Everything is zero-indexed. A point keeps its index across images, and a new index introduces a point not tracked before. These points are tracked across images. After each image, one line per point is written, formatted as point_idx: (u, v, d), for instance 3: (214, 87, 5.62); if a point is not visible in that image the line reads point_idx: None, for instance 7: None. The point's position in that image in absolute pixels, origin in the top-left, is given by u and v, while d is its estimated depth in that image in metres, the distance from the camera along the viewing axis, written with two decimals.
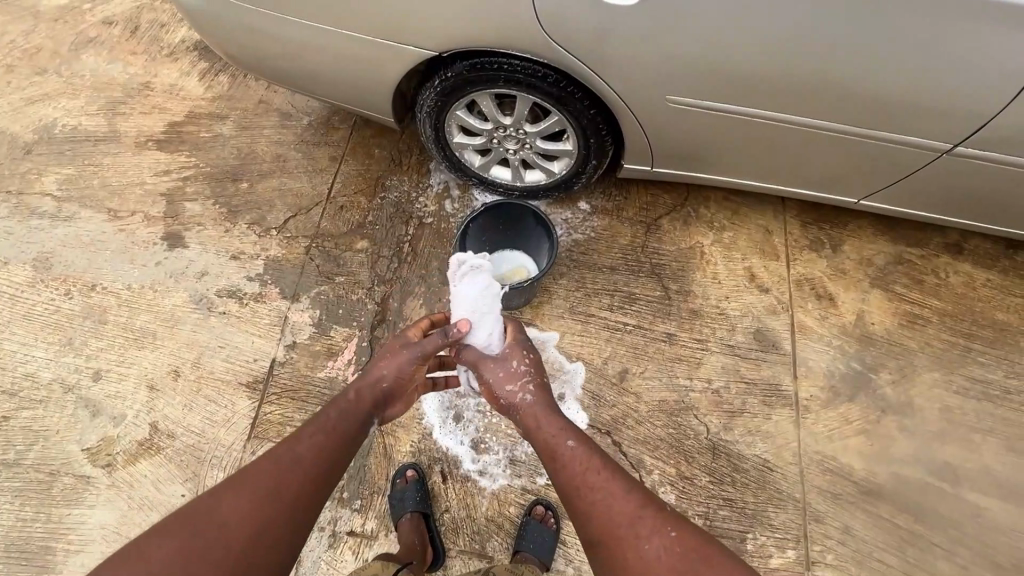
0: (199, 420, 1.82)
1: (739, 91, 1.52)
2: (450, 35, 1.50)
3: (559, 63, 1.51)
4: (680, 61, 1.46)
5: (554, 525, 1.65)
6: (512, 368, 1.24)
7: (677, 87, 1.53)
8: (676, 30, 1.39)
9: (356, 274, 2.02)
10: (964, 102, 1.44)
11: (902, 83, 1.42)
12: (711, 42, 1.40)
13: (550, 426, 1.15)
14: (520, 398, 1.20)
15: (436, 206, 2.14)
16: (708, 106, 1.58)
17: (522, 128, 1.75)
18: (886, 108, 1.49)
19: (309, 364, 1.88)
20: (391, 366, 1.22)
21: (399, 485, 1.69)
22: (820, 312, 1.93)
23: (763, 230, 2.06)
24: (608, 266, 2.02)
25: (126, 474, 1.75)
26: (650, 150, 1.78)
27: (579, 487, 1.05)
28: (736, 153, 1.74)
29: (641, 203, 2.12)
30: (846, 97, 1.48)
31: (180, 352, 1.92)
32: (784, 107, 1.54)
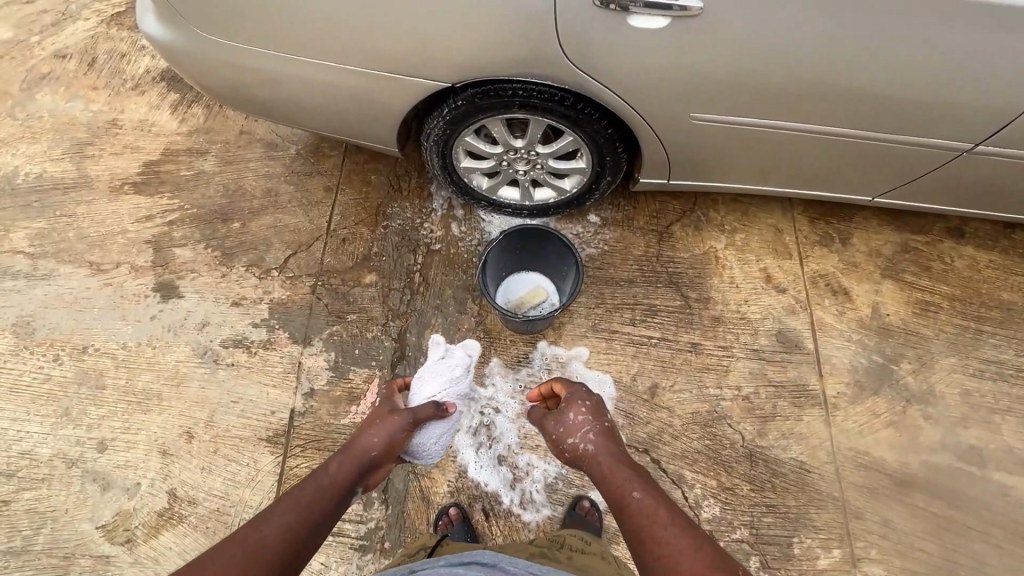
0: (221, 482, 1.72)
1: (752, 99, 1.47)
2: (460, 67, 1.42)
3: (577, 87, 1.45)
4: (704, 80, 1.42)
5: (597, 521, 1.65)
6: (571, 420, 1.25)
7: (692, 100, 1.48)
8: (702, 51, 1.35)
9: (368, 310, 1.94)
10: (965, 96, 1.44)
11: (906, 82, 1.41)
12: (736, 61, 1.36)
13: (615, 475, 1.14)
14: (583, 449, 1.20)
15: (442, 231, 2.07)
16: (720, 114, 1.52)
17: (534, 150, 1.69)
18: (892, 106, 1.47)
19: (332, 411, 1.80)
20: (380, 433, 1.25)
21: (446, 525, 1.65)
22: (837, 308, 1.96)
23: (773, 229, 2.06)
24: (625, 279, 2.00)
25: (149, 549, 1.65)
26: (668, 164, 1.73)
27: (648, 542, 1.01)
28: (751, 161, 1.71)
29: (650, 211, 2.09)
30: (854, 99, 1.46)
31: (190, 412, 1.81)
32: (796, 111, 1.50)
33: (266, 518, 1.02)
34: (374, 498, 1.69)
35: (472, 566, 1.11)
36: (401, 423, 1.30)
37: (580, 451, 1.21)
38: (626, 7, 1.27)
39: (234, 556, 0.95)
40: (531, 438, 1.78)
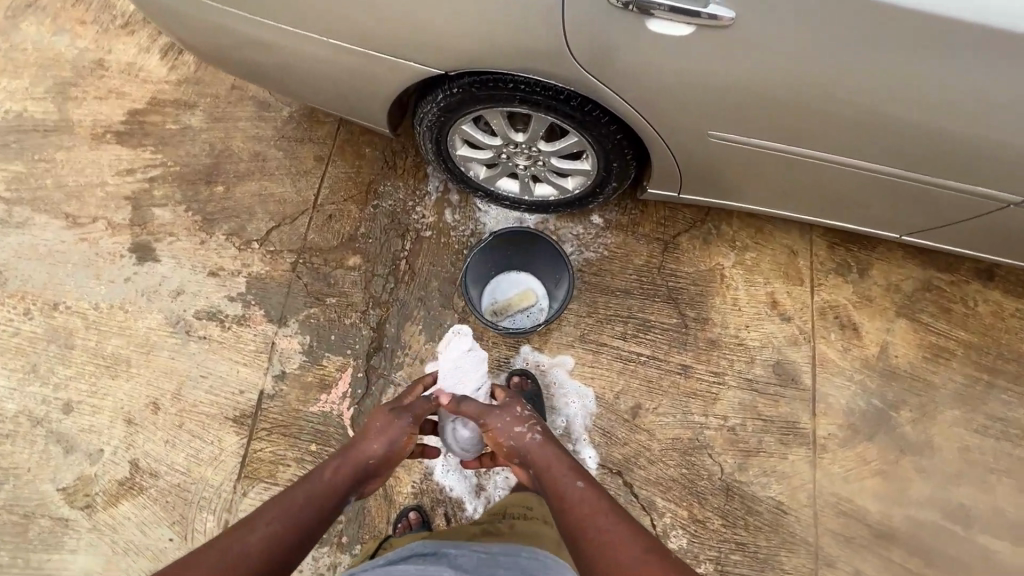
0: (183, 457, 1.69)
1: (742, 109, 1.28)
2: (454, 55, 1.27)
3: (584, 89, 1.29)
4: (723, 98, 1.26)
5: (529, 387, 1.73)
6: (520, 412, 1.24)
7: (702, 112, 1.31)
8: (724, 66, 1.18)
9: (348, 295, 1.86)
10: (976, 120, 1.22)
11: (907, 100, 1.20)
12: (762, 80, 1.20)
13: (558, 466, 1.14)
14: (530, 439, 1.19)
15: (435, 217, 1.96)
16: (715, 126, 1.35)
17: (535, 146, 1.55)
18: (893, 128, 1.26)
19: (301, 397, 1.75)
20: (380, 438, 1.20)
21: (405, 527, 1.62)
22: (842, 343, 1.84)
23: (787, 251, 1.92)
24: (621, 290, 1.88)
25: (108, 517, 1.63)
26: (679, 176, 1.58)
27: (586, 526, 1.03)
28: (767, 182, 1.55)
29: (657, 218, 1.95)
30: (849, 116, 1.25)
31: (158, 383, 1.76)
32: (789, 126, 1.31)
33: (252, 525, 0.99)
34: None
35: (413, 559, 1.09)
36: (403, 426, 1.25)
37: (525, 439, 1.19)
38: (648, 10, 1.10)
39: (214, 566, 0.93)
40: None
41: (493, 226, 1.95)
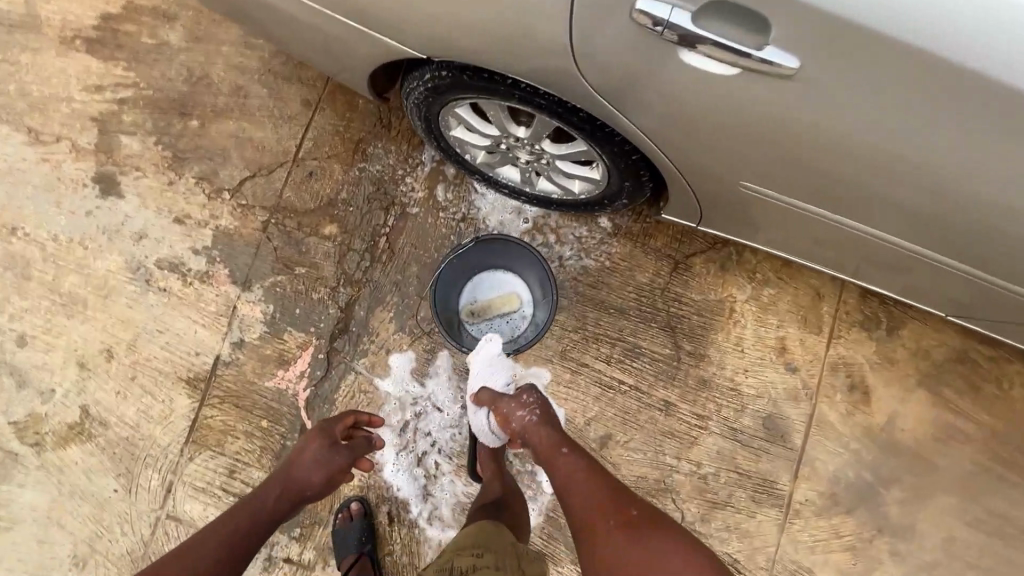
0: (133, 411, 1.64)
1: (725, 138, 1.08)
2: (438, 37, 1.07)
3: (590, 102, 1.10)
4: (719, 131, 1.06)
5: None
6: (523, 399, 1.35)
7: (715, 148, 1.12)
8: (727, 100, 0.98)
9: (320, 267, 1.71)
10: (985, 180, 0.99)
11: (900, 154, 0.97)
12: (764, 122, 0.99)
13: (547, 439, 1.24)
14: (526, 420, 1.30)
15: (425, 192, 1.75)
16: (721, 161, 1.16)
17: (539, 145, 1.33)
18: (885, 181, 1.05)
19: (257, 369, 1.66)
20: (313, 466, 1.10)
21: (344, 518, 1.57)
22: (846, 406, 1.66)
23: (812, 292, 1.71)
24: (616, 307, 1.70)
25: (55, 458, 1.62)
26: (695, 197, 1.38)
27: (568, 487, 1.12)
28: (791, 225, 1.37)
29: (672, 232, 1.72)
30: (834, 165, 1.05)
31: (114, 330, 1.68)
32: (775, 163, 1.10)
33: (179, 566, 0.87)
34: None
35: None
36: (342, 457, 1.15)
37: (523, 423, 1.30)
38: (686, 43, 0.89)
39: None
40: (459, 455, 1.64)
41: (488, 213, 1.74)
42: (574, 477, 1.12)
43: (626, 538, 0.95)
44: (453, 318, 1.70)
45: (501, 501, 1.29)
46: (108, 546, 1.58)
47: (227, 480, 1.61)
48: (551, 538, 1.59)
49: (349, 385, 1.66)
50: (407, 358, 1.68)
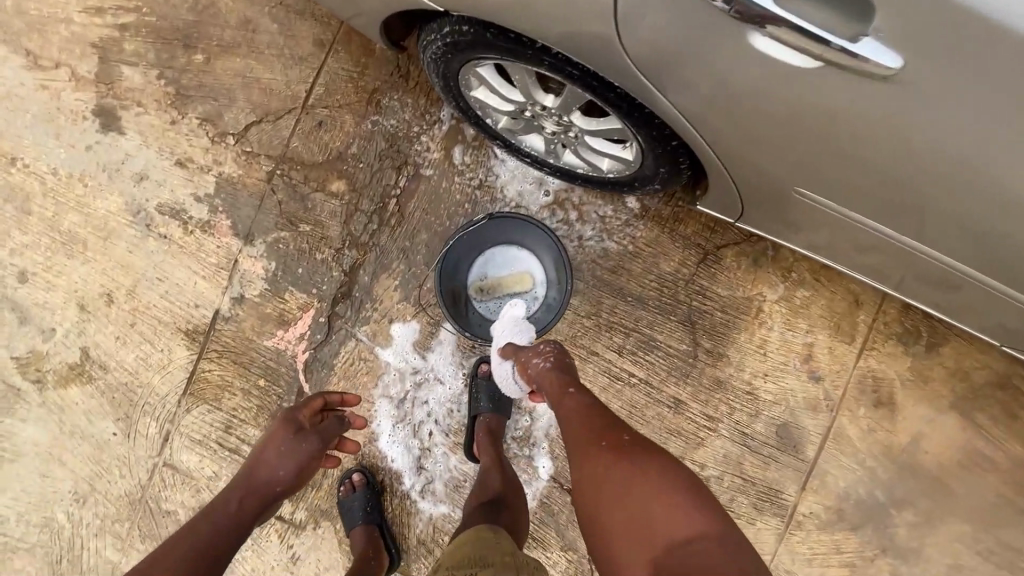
0: (132, 357, 1.62)
1: (735, 123, 0.99)
2: None
3: (622, 74, 1.00)
4: (732, 120, 0.98)
5: None
6: (541, 348, 1.35)
7: (751, 139, 1.02)
8: (739, 86, 0.90)
9: (325, 226, 1.62)
10: (1007, 177, 0.86)
11: (911, 155, 0.89)
12: (776, 113, 0.92)
13: (555, 381, 1.24)
14: (539, 365, 1.30)
15: (441, 153, 1.62)
16: (751, 154, 1.06)
17: (568, 117, 1.22)
18: (893, 179, 0.95)
19: (256, 327, 1.61)
20: (278, 457, 1.20)
21: (347, 489, 1.56)
22: (868, 422, 1.57)
23: (849, 298, 1.58)
24: (634, 296, 1.59)
25: (57, 397, 1.62)
26: (736, 191, 1.25)
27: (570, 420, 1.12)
28: (836, 230, 1.24)
29: (703, 221, 1.59)
30: (852, 168, 0.97)
31: (113, 273, 1.64)
32: (787, 153, 1.01)
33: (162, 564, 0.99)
34: None
35: None
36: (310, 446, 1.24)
37: (537, 368, 1.29)
38: (755, 21, 0.79)
39: None
40: (456, 432, 1.60)
41: (506, 182, 1.61)
42: (573, 414, 1.13)
43: (614, 466, 0.97)
44: (459, 290, 1.61)
45: (500, 500, 1.28)
46: (106, 486, 1.61)
47: (223, 434, 1.60)
48: (543, 523, 1.57)
49: (349, 352, 1.61)
50: (412, 328, 1.61)
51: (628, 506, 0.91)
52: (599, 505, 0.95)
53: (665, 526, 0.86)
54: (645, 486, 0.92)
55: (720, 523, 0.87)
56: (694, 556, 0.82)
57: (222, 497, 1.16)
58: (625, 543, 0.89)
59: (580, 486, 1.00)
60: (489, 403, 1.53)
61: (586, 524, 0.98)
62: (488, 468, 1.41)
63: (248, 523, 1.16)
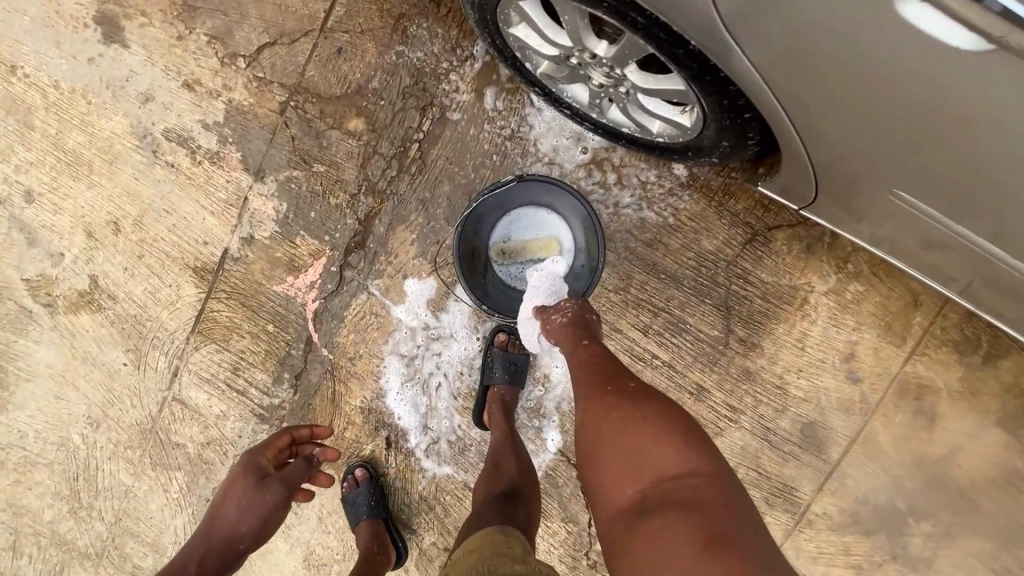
0: (140, 290, 1.58)
1: (818, 90, 0.87)
2: None
3: (693, 20, 0.85)
4: (800, 78, 0.86)
5: (517, 351, 1.50)
6: (563, 303, 1.32)
7: (834, 112, 0.90)
8: (815, 33, 0.79)
9: (340, 168, 1.50)
10: None
11: (996, 130, 0.78)
12: (851, 70, 0.81)
13: (572, 334, 1.23)
14: (558, 319, 1.29)
15: (471, 95, 1.46)
16: (826, 132, 0.95)
17: (622, 72, 1.06)
18: (982, 167, 0.85)
19: (265, 271, 1.54)
20: (240, 508, 1.22)
21: (350, 485, 1.54)
22: (903, 429, 1.47)
23: (906, 296, 1.43)
24: (667, 273, 1.46)
25: (67, 322, 1.61)
26: (809, 171, 1.08)
27: (581, 374, 1.14)
28: (910, 223, 1.09)
29: (757, 197, 1.43)
30: (923, 141, 0.86)
31: (120, 201, 1.56)
32: (869, 127, 0.89)
33: None
34: (284, 379, 1.56)
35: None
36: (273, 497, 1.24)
37: (555, 324, 1.28)
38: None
39: None
40: (466, 396, 1.55)
41: (541, 134, 1.45)
42: (585, 365, 1.15)
43: (612, 411, 1.02)
44: (480, 250, 1.50)
45: (515, 492, 1.25)
46: (118, 414, 1.62)
47: (231, 376, 1.58)
48: (546, 493, 1.55)
49: (360, 305, 1.53)
50: (429, 286, 1.52)
51: (624, 446, 0.97)
52: (596, 444, 1.01)
53: (658, 465, 0.92)
54: (640, 428, 0.97)
55: (710, 460, 0.93)
56: (683, 490, 0.88)
57: (183, 555, 1.20)
58: (620, 478, 0.95)
59: (581, 429, 1.06)
60: (500, 372, 1.47)
61: (584, 461, 1.04)
62: (501, 450, 1.38)
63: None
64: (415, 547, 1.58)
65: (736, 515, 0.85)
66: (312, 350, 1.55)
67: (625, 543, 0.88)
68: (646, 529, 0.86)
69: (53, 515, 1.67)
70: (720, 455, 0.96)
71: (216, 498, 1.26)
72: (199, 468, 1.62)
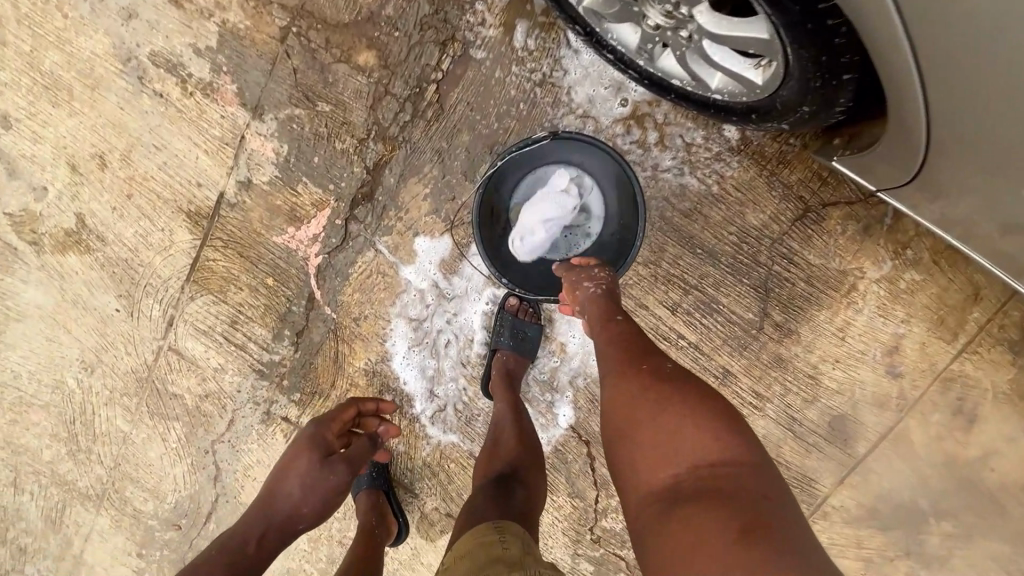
0: (131, 233, 1.46)
1: (936, 50, 0.74)
2: None
3: None
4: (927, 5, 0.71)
5: (532, 319, 1.40)
6: (595, 272, 1.21)
7: (951, 76, 0.77)
8: None
9: (347, 108, 1.34)
10: None
11: None
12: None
13: (602, 308, 1.12)
14: (588, 290, 1.17)
15: (499, 30, 1.28)
16: (932, 101, 0.82)
17: (691, 9, 0.91)
18: None
19: (264, 219, 1.41)
20: (303, 487, 1.19)
21: None
22: (937, 427, 1.38)
23: (966, 288, 1.29)
24: (704, 248, 1.33)
25: (55, 263, 1.51)
26: (911, 138, 0.91)
27: (611, 350, 1.04)
28: (1008, 208, 0.91)
29: (815, 167, 1.27)
30: None
31: (105, 133, 1.41)
32: (988, 97, 0.77)
33: None
34: (285, 337, 1.47)
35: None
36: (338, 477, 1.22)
37: (586, 295, 1.16)
38: None
39: None
40: (475, 363, 1.47)
41: (577, 81, 1.28)
42: (617, 341, 1.05)
43: (645, 391, 0.92)
44: (499, 211, 1.36)
45: (510, 474, 1.18)
46: (112, 361, 1.56)
47: (229, 329, 1.49)
48: (554, 468, 1.50)
49: (366, 263, 1.42)
50: (443, 245, 1.39)
51: (654, 428, 0.87)
52: (625, 425, 0.92)
53: (692, 450, 0.82)
54: (674, 410, 0.87)
55: (750, 451, 0.83)
56: (718, 479, 0.78)
57: (243, 526, 1.18)
58: (648, 462, 0.86)
59: (609, 409, 0.97)
60: (511, 342, 1.38)
61: (610, 444, 0.95)
62: (503, 424, 1.30)
63: (272, 555, 1.18)
64: (417, 511, 1.55)
65: (779, 511, 0.75)
66: (314, 307, 1.45)
67: (652, 530, 0.78)
68: (676, 516, 0.76)
69: (51, 456, 1.64)
70: (761, 448, 0.85)
71: (280, 469, 1.22)
72: (198, 420, 1.57)
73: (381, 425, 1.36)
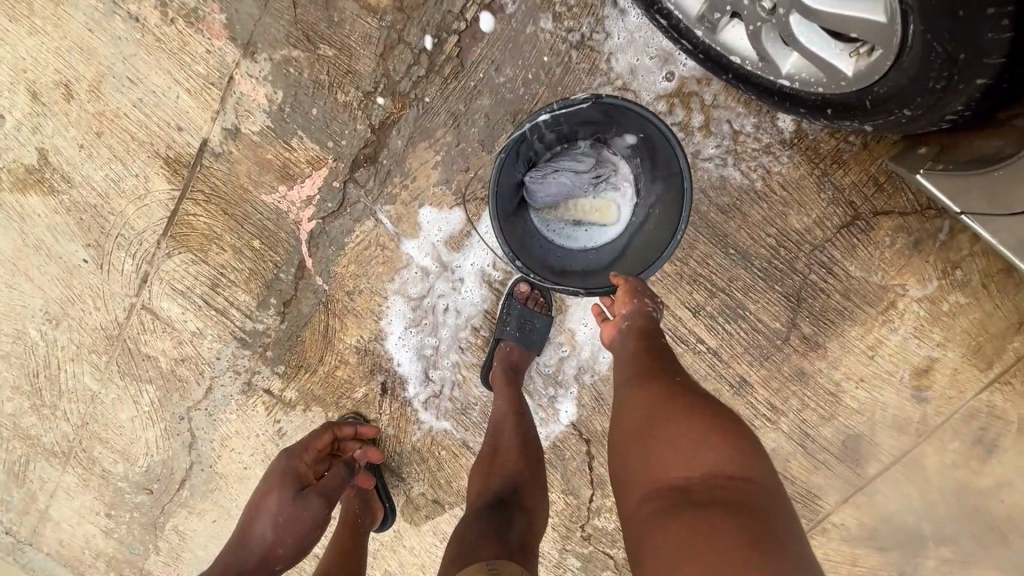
0: (101, 176, 1.30)
1: None
2: None
3: None
4: None
5: (544, 310, 1.30)
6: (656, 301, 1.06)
7: None
8: None
9: (354, 54, 1.17)
10: None
11: None
12: None
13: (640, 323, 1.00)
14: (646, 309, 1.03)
15: None
16: None
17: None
18: None
19: (252, 173, 1.26)
20: (276, 525, 1.20)
21: None
22: (956, 457, 1.31)
23: (1012, 316, 1.20)
24: (737, 249, 1.21)
25: (14, 201, 1.35)
26: None
27: (638, 359, 0.94)
28: None
29: (872, 171, 1.15)
30: None
31: (71, 58, 1.23)
32: None
33: None
34: (271, 306, 1.35)
35: None
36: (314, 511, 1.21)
37: (633, 308, 1.02)
38: None
39: None
40: (477, 349, 1.37)
41: (619, 48, 1.13)
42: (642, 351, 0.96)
43: (670, 401, 0.83)
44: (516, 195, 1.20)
45: (509, 498, 1.11)
46: (79, 315, 1.42)
47: (209, 292, 1.36)
48: (550, 463, 1.42)
49: (364, 233, 1.28)
50: (451, 220, 1.26)
51: (670, 430, 0.78)
52: (640, 426, 0.83)
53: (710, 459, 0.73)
54: (694, 420, 0.78)
55: (773, 480, 0.74)
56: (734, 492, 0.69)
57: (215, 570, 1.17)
58: (656, 466, 0.77)
59: (622, 414, 0.88)
60: (517, 333, 1.28)
61: (616, 448, 0.86)
62: (503, 427, 1.22)
63: None
64: (403, 495, 1.47)
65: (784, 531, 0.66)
66: (304, 276, 1.32)
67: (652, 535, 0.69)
68: (680, 525, 0.67)
69: (13, 408, 1.53)
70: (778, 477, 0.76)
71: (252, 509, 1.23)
72: (173, 385, 1.46)
73: (359, 450, 1.33)
